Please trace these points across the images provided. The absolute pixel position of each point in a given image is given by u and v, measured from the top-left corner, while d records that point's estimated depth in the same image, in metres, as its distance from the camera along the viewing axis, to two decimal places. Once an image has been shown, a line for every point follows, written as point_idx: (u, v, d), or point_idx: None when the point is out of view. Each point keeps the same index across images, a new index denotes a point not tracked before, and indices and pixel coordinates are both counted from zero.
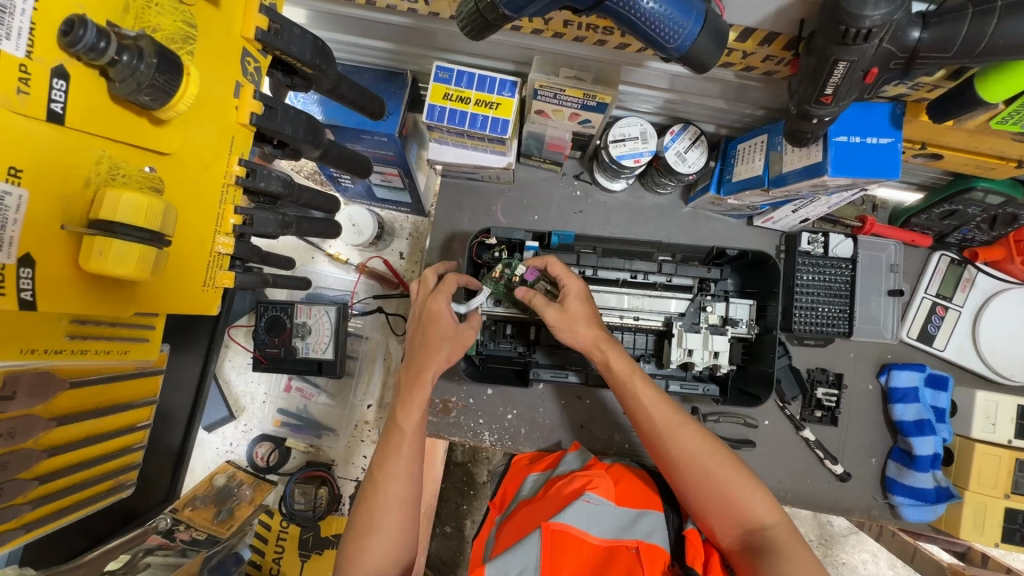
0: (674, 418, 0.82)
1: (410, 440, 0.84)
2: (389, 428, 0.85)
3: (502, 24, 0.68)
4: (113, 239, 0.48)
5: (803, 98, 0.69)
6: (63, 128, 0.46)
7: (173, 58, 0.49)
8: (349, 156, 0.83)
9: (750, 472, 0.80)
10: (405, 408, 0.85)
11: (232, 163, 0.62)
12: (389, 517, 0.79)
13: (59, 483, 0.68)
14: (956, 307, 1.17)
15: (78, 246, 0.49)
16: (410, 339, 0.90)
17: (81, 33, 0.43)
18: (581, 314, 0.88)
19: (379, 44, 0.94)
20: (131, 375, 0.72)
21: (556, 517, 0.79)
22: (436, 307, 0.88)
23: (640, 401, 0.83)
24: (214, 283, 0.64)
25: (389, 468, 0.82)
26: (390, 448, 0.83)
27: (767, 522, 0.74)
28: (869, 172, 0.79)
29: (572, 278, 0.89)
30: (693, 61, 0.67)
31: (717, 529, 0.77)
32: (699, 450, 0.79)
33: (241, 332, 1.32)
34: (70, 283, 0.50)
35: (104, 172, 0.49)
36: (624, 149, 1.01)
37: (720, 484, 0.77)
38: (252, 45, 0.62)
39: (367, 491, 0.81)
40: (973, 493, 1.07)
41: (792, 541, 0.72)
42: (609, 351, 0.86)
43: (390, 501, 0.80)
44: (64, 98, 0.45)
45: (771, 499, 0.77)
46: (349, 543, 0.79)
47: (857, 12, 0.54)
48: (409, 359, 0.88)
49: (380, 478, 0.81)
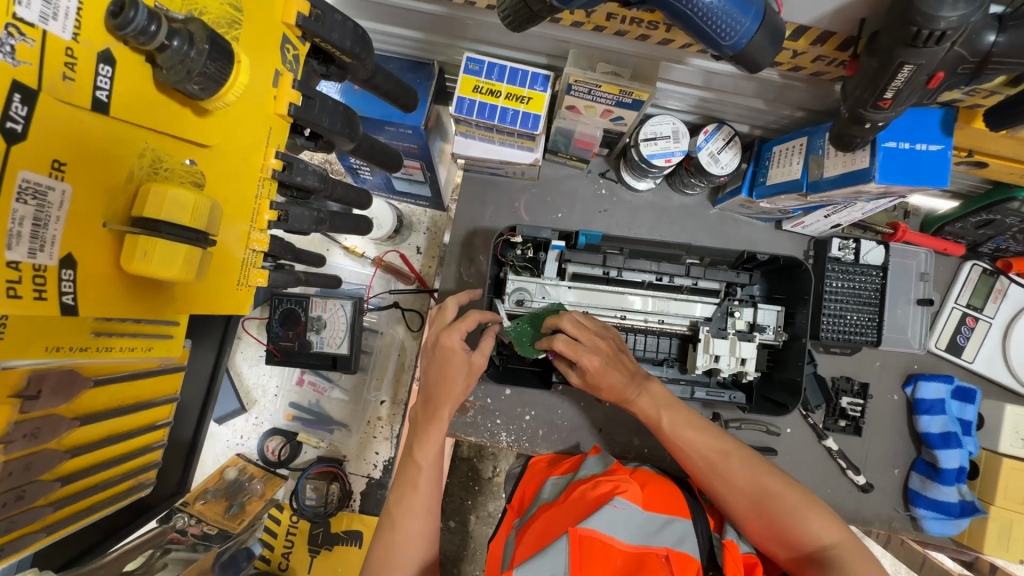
0: (717, 454, 0.81)
1: (428, 474, 0.82)
2: (404, 461, 0.84)
3: (546, 16, 0.65)
4: (158, 238, 0.45)
5: (859, 102, 0.66)
6: (108, 118, 0.43)
7: (223, 45, 0.47)
8: (381, 149, 0.80)
9: (802, 489, 0.78)
10: (421, 440, 0.83)
11: (269, 155, 0.60)
12: (409, 554, 0.78)
13: (81, 484, 0.66)
14: (986, 318, 1.14)
15: (120, 245, 0.47)
16: (425, 370, 0.88)
17: (132, 16, 0.40)
18: (601, 384, 0.87)
19: (408, 33, 0.91)
20: (154, 372, 0.70)
21: (583, 522, 0.77)
22: (449, 344, 0.84)
23: (679, 445, 0.84)
24: (247, 282, 0.62)
25: (406, 503, 0.80)
26: (406, 484, 0.82)
27: (827, 542, 0.73)
28: (916, 180, 0.76)
29: (587, 356, 0.84)
30: (745, 60, 0.64)
31: (778, 554, 0.77)
32: (746, 482, 0.78)
33: (253, 323, 1.29)
34: (112, 284, 0.47)
35: (148, 165, 0.47)
36: (655, 148, 0.98)
37: (772, 512, 0.76)
38: (292, 32, 0.59)
39: (385, 529, 0.80)
40: (1000, 509, 1.06)
41: (855, 562, 0.70)
42: (638, 410, 0.87)
43: (409, 542, 0.78)
44: (110, 85, 0.43)
45: (827, 514, 0.75)
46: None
47: (933, 13, 0.52)
48: (425, 395, 0.85)
49: (397, 515, 0.80)
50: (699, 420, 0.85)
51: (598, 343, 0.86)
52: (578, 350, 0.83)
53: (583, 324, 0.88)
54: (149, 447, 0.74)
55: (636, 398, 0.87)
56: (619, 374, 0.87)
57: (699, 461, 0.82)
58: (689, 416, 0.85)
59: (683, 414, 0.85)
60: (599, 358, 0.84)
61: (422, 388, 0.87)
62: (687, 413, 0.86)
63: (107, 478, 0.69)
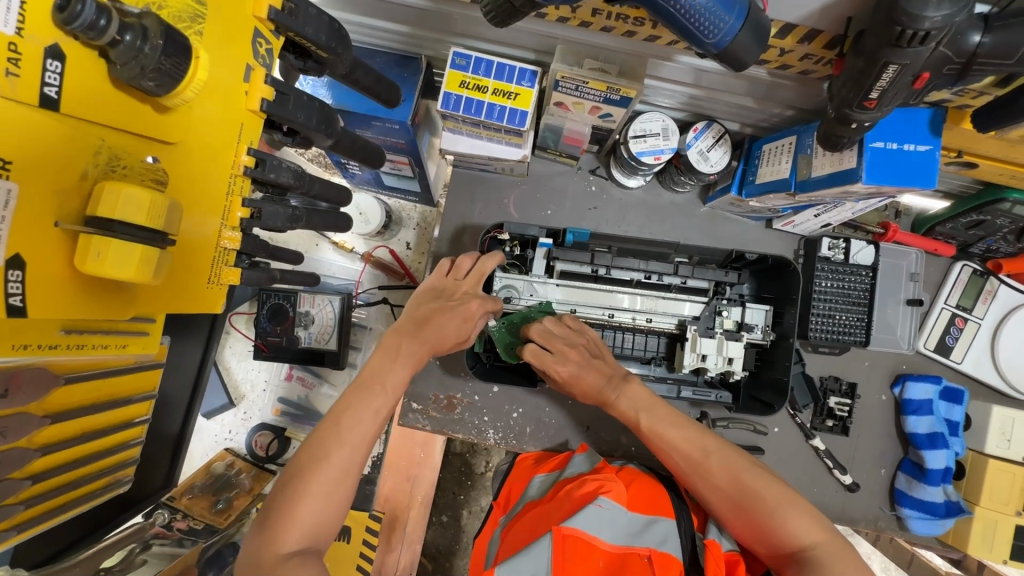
0: (699, 455, 0.80)
1: (388, 400, 0.74)
2: (365, 381, 0.74)
3: (529, 11, 0.64)
4: (111, 239, 0.45)
5: (844, 101, 0.65)
6: (58, 115, 0.43)
7: (181, 40, 0.46)
8: (362, 145, 0.79)
9: (784, 486, 0.77)
10: (396, 366, 0.76)
11: (240, 152, 0.59)
12: (332, 478, 0.65)
13: (53, 482, 0.65)
14: (975, 319, 1.14)
15: (75, 246, 0.46)
16: (426, 313, 0.81)
17: (79, 10, 0.39)
18: (575, 387, 0.91)
19: (394, 27, 0.89)
20: (131, 370, 0.70)
21: (567, 521, 0.77)
22: (471, 313, 0.81)
23: (660, 446, 0.84)
24: (219, 281, 0.61)
25: (359, 423, 0.70)
26: (365, 403, 0.71)
27: (808, 542, 0.72)
28: (904, 181, 0.75)
29: (555, 365, 0.89)
30: (730, 58, 0.63)
31: (761, 553, 0.76)
32: (726, 482, 0.78)
33: (242, 319, 1.28)
34: (66, 284, 0.47)
35: (103, 164, 0.47)
36: (644, 145, 0.97)
37: (752, 512, 0.75)
38: (264, 26, 0.58)
39: (322, 440, 0.68)
40: (984, 509, 1.07)
41: (836, 563, 0.70)
42: (618, 410, 0.88)
43: (339, 466, 0.66)
44: (60, 81, 0.42)
45: (808, 513, 0.74)
46: (278, 495, 0.64)
47: (917, 13, 0.51)
48: (421, 330, 0.78)
49: (343, 430, 0.68)
50: (682, 420, 0.85)
51: (568, 353, 0.89)
52: (546, 361, 0.88)
53: (555, 329, 0.91)
54: (126, 444, 0.74)
55: (615, 399, 0.88)
56: (595, 378, 0.90)
57: (681, 461, 0.82)
58: (669, 414, 0.85)
59: (663, 415, 0.85)
60: (567, 368, 0.89)
61: (419, 326, 0.79)
62: (668, 413, 0.85)
63: (81, 475, 0.69)
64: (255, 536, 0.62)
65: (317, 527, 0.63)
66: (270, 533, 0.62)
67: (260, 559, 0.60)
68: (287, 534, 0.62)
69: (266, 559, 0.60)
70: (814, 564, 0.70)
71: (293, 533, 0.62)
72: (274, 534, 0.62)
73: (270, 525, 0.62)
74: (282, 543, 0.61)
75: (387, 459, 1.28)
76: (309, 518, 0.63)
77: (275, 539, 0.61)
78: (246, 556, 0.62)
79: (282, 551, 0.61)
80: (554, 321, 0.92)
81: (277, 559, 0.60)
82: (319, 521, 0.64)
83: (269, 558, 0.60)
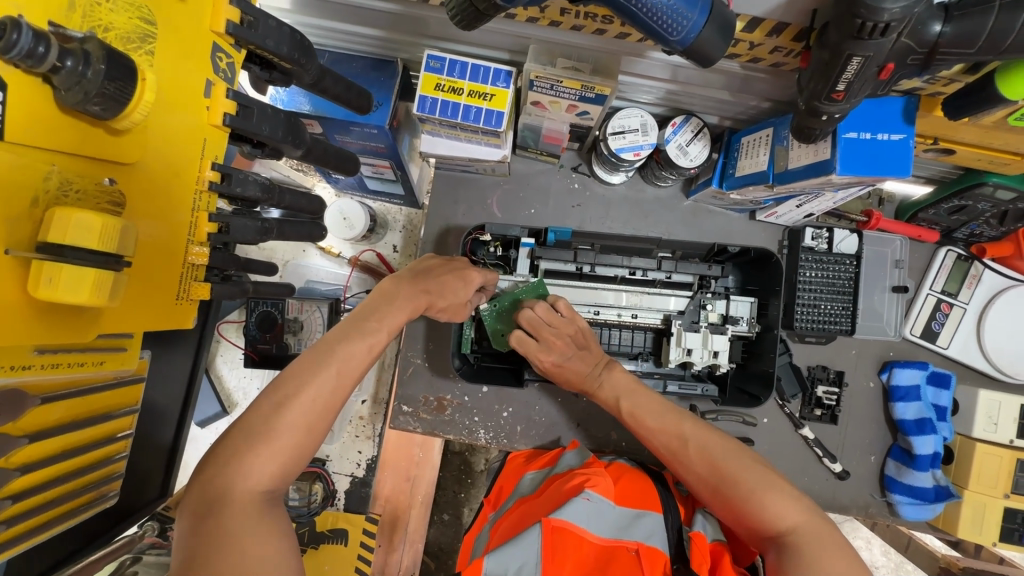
0: (678, 441, 0.79)
1: (381, 337, 0.71)
2: (360, 318, 0.71)
3: (494, 14, 0.64)
4: (63, 265, 0.45)
5: (814, 94, 0.65)
6: (6, 143, 0.43)
7: (124, 62, 0.46)
8: (336, 152, 0.79)
9: (768, 469, 0.73)
10: (393, 308, 0.74)
11: (205, 168, 0.59)
12: (314, 410, 0.61)
13: (35, 500, 0.66)
14: (961, 304, 1.14)
15: (27, 271, 0.46)
16: (425, 270, 0.85)
17: (15, 38, 0.39)
18: (561, 375, 0.94)
19: (367, 31, 0.89)
20: (111, 385, 0.70)
21: (556, 513, 0.78)
22: (471, 279, 0.88)
23: (643, 433, 0.84)
24: (188, 296, 0.62)
25: (350, 352, 0.66)
26: (359, 333, 0.68)
27: (785, 526, 0.67)
28: (879, 170, 0.75)
29: (540, 353, 0.92)
30: (697, 54, 0.63)
31: (745, 536, 0.72)
32: (704, 467, 0.75)
33: (232, 328, 1.29)
34: (23, 309, 0.47)
35: (54, 189, 0.47)
36: (623, 141, 0.97)
37: (729, 495, 0.72)
38: (223, 39, 0.59)
39: (306, 363, 0.63)
40: (973, 492, 1.07)
41: (814, 547, 0.64)
42: (601, 398, 0.92)
43: (324, 399, 0.62)
44: (2, 110, 0.43)
45: (790, 496, 0.69)
46: (253, 416, 0.59)
47: (876, 5, 0.51)
48: (418, 280, 0.81)
49: (333, 359, 0.64)
50: (666, 408, 0.84)
51: (554, 344, 0.91)
52: (532, 349, 0.91)
53: (545, 317, 0.91)
54: (111, 459, 0.75)
55: (598, 387, 0.91)
56: (580, 364, 0.93)
57: (663, 447, 0.81)
58: (654, 405, 0.85)
59: (645, 401, 0.86)
60: (553, 357, 0.91)
61: (418, 277, 0.82)
62: (650, 402, 0.86)
63: (66, 491, 0.69)
64: (225, 459, 0.57)
65: (290, 462, 0.59)
66: (243, 459, 0.57)
67: (229, 487, 0.55)
68: (262, 462, 0.57)
69: (237, 489, 0.55)
70: (789, 549, 0.64)
71: (269, 464, 0.58)
72: (249, 461, 0.57)
73: (246, 451, 0.57)
74: (257, 473, 0.57)
75: (383, 460, 1.28)
76: (287, 450, 0.59)
77: (248, 471, 0.56)
78: (210, 480, 0.56)
79: (254, 483, 0.56)
80: (547, 308, 0.91)
81: (248, 491, 0.56)
82: (293, 456, 0.60)
83: (241, 489, 0.56)
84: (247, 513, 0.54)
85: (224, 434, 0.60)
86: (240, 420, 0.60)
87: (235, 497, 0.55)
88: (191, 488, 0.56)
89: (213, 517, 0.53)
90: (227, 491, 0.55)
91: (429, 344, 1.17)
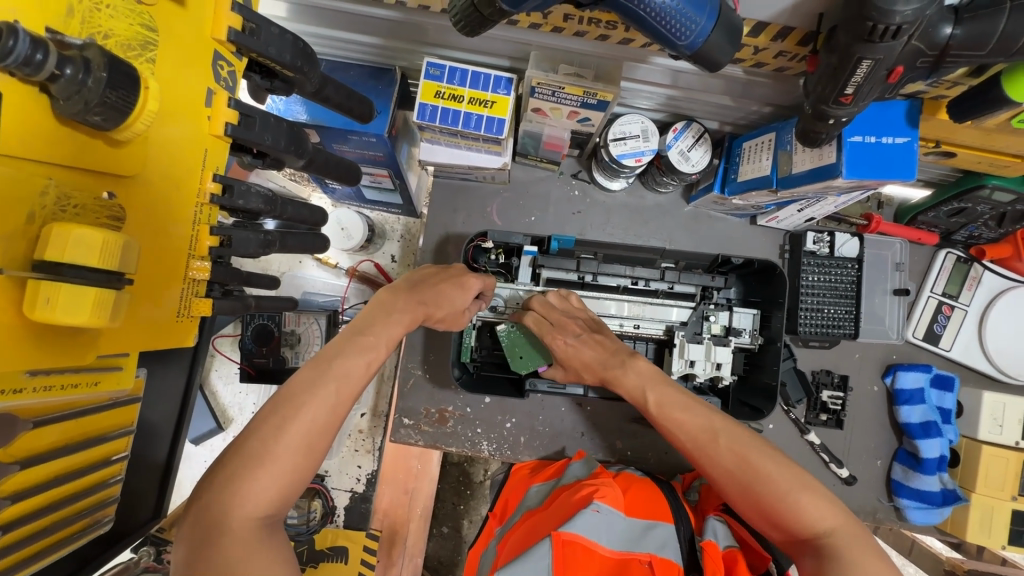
0: (706, 436, 0.74)
1: (380, 352, 0.69)
2: (360, 333, 0.69)
3: (498, 20, 0.62)
4: (62, 284, 0.43)
5: (821, 98, 0.65)
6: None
7: (126, 70, 0.45)
8: (336, 162, 0.78)
9: (800, 468, 0.70)
10: (395, 322, 0.73)
11: (206, 180, 0.58)
12: (313, 431, 0.59)
13: (22, 531, 0.63)
14: (962, 306, 1.15)
15: (23, 292, 0.44)
16: (420, 279, 0.83)
17: (11, 45, 0.38)
18: (577, 361, 0.92)
19: (365, 39, 0.87)
20: (107, 407, 0.67)
21: (566, 526, 0.75)
22: (469, 285, 0.85)
23: (668, 427, 0.79)
24: (188, 313, 0.60)
25: (347, 369, 0.64)
26: (360, 347, 0.67)
27: (823, 529, 0.65)
28: (885, 174, 0.75)
29: (554, 334, 0.91)
30: (704, 58, 0.63)
31: (777, 539, 0.70)
32: (734, 464, 0.71)
33: (227, 342, 1.26)
34: (17, 332, 0.45)
35: (51, 205, 0.45)
36: (624, 147, 0.96)
37: (762, 496, 0.68)
38: (224, 47, 0.58)
39: (300, 383, 0.61)
40: (980, 495, 1.07)
41: (853, 551, 0.62)
42: (625, 388, 0.86)
43: (323, 418, 0.60)
44: None
45: (825, 497, 0.67)
46: (250, 441, 0.57)
47: (888, 8, 0.50)
48: (414, 290, 0.79)
49: (331, 377, 0.62)
50: (692, 401, 0.79)
51: (567, 324, 0.92)
52: (545, 328, 0.91)
53: (555, 303, 0.94)
54: (106, 483, 0.71)
55: (622, 375, 0.87)
56: (595, 351, 0.91)
57: (688, 442, 0.76)
58: (680, 398, 0.80)
59: (673, 395, 0.81)
60: (568, 338, 0.91)
61: (413, 287, 0.80)
62: (676, 394, 0.81)
63: (56, 519, 0.66)
64: (221, 485, 0.54)
65: (289, 486, 0.57)
66: (241, 485, 0.54)
67: (226, 515, 0.53)
68: (261, 488, 0.55)
69: (235, 518, 0.53)
70: (828, 553, 0.63)
71: (268, 489, 0.55)
72: (246, 487, 0.54)
73: (243, 476, 0.55)
74: (256, 499, 0.54)
75: (382, 474, 1.25)
76: (286, 473, 0.56)
77: (245, 497, 0.54)
78: (207, 508, 0.53)
79: (253, 509, 0.54)
80: (558, 295, 0.95)
81: (246, 518, 0.53)
82: (293, 480, 0.57)
83: (238, 516, 0.53)
84: (247, 543, 0.52)
85: (220, 458, 0.57)
86: (236, 443, 0.57)
87: (232, 526, 0.52)
88: (187, 516, 0.54)
89: (212, 549, 0.51)
90: (224, 519, 0.53)
91: (429, 355, 1.15)
